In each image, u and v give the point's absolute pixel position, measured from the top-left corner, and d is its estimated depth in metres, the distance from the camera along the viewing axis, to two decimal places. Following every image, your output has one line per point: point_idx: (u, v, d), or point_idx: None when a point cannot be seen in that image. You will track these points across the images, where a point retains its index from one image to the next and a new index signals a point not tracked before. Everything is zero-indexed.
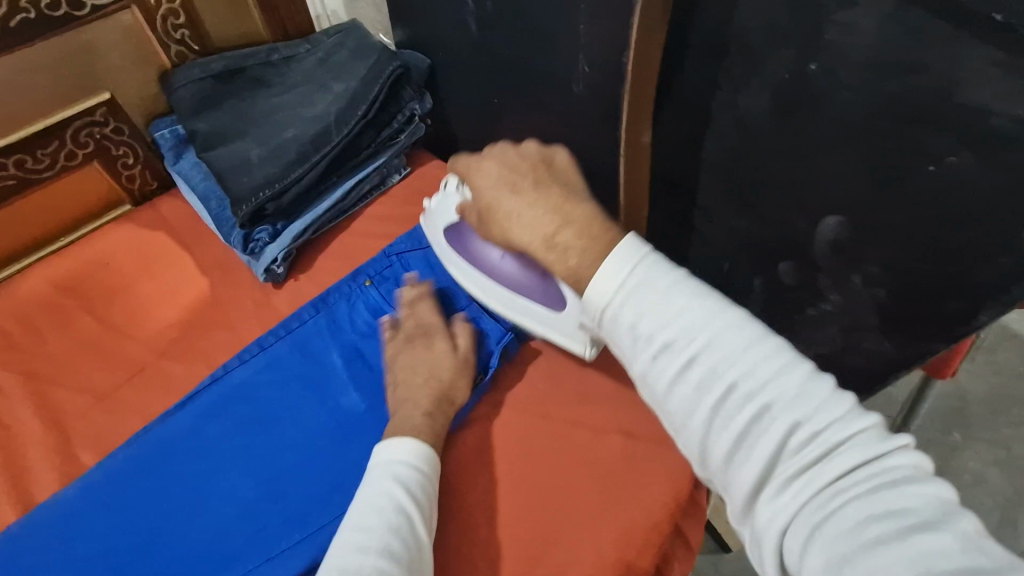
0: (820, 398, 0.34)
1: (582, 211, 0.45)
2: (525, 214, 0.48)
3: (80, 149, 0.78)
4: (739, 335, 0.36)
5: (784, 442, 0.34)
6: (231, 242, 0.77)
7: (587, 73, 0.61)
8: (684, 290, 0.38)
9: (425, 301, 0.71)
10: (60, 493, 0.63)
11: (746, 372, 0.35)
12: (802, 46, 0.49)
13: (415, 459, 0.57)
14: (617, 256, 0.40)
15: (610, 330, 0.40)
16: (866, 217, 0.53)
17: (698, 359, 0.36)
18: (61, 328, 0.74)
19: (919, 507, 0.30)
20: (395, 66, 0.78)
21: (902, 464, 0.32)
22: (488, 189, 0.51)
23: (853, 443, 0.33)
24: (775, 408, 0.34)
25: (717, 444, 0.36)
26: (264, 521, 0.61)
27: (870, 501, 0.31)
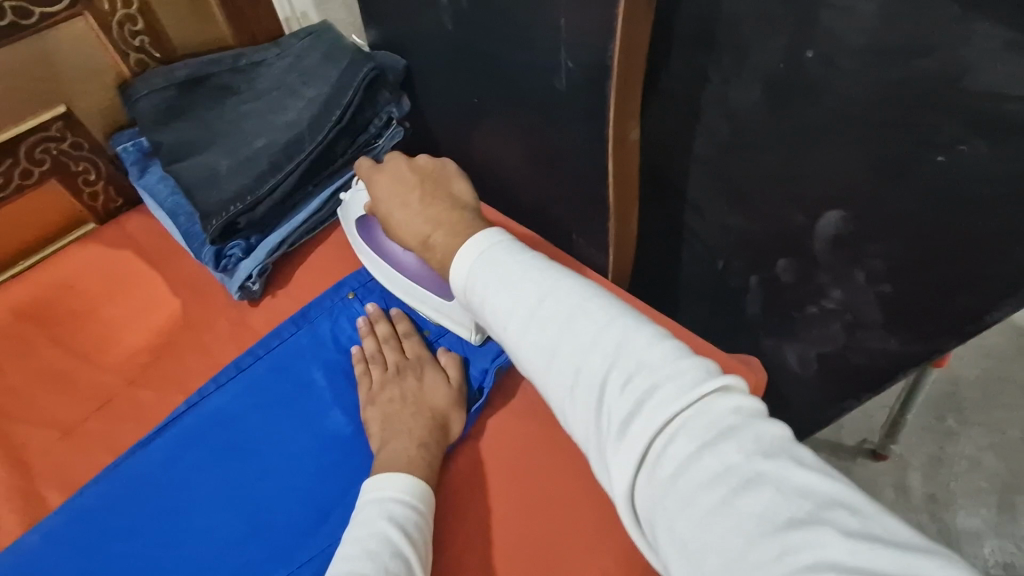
0: (641, 348, 0.38)
1: (452, 218, 0.54)
2: (409, 221, 0.57)
3: (36, 167, 0.73)
4: (571, 297, 0.42)
5: (612, 389, 0.37)
6: (202, 259, 0.73)
7: (570, 69, 0.58)
8: (523, 265, 0.45)
9: (411, 334, 0.68)
10: (25, 537, 0.59)
11: (575, 330, 0.41)
12: (797, 33, 0.46)
13: (411, 497, 0.54)
14: (470, 244, 0.48)
15: (475, 308, 0.47)
16: (869, 211, 0.51)
17: (538, 322, 0.42)
18: (22, 358, 0.70)
19: (737, 452, 0.32)
20: (369, 70, 0.75)
21: (721, 405, 0.35)
22: (384, 200, 0.60)
23: (671, 385, 0.35)
24: (602, 359, 0.39)
25: (564, 399, 0.40)
26: (246, 556, 0.57)
27: (687, 444, 0.34)
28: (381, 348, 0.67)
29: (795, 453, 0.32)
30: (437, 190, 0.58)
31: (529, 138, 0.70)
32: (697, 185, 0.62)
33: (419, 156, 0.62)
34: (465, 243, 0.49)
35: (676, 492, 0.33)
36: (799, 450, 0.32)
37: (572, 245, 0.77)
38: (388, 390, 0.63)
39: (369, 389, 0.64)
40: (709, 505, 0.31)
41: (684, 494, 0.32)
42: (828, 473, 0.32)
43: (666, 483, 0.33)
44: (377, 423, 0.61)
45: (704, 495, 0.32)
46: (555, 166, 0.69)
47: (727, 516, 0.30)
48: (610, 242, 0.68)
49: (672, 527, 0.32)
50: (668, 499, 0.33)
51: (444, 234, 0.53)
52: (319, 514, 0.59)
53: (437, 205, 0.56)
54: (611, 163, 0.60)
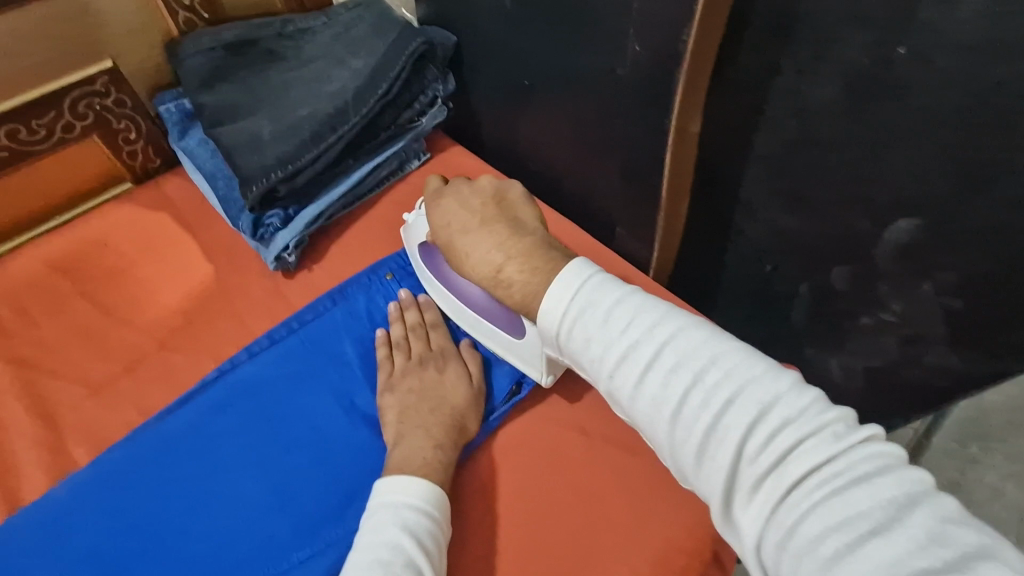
0: (780, 397, 0.36)
1: (523, 247, 0.52)
2: (475, 251, 0.55)
3: (78, 121, 0.72)
4: (691, 340, 0.40)
5: (741, 444, 0.35)
6: (239, 226, 0.72)
7: (637, 52, 0.55)
8: (632, 302, 0.43)
9: (439, 328, 0.66)
10: (51, 493, 0.58)
11: (697, 375, 0.38)
12: (888, 27, 0.44)
13: (425, 504, 0.52)
14: (564, 277, 0.45)
15: (574, 346, 0.44)
16: (944, 221, 0.49)
17: (655, 367, 0.40)
18: (53, 312, 0.69)
19: (876, 504, 0.31)
20: (418, 43, 0.72)
21: (862, 458, 0.33)
22: (448, 228, 0.59)
23: (811, 438, 0.34)
24: (733, 410, 0.36)
25: (682, 452, 0.38)
26: (273, 529, 0.56)
27: (828, 502, 0.32)
28: (406, 337, 0.66)
29: (943, 504, 0.31)
30: (501, 215, 0.57)
31: (579, 125, 0.68)
32: (752, 183, 0.59)
33: (481, 179, 0.61)
34: (557, 278, 0.46)
35: (810, 541, 0.32)
36: (942, 499, 0.31)
37: (614, 238, 0.75)
38: (407, 379, 0.62)
39: (389, 376, 0.63)
40: (843, 557, 0.30)
41: (820, 549, 0.31)
42: (974, 523, 0.30)
43: (799, 537, 0.32)
44: (393, 414, 0.60)
45: (839, 546, 0.31)
46: (606, 154, 0.67)
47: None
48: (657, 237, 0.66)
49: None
50: (799, 553, 0.32)
51: (517, 268, 0.51)
52: (345, 492, 0.58)
53: (505, 235, 0.54)
54: (668, 155, 0.58)
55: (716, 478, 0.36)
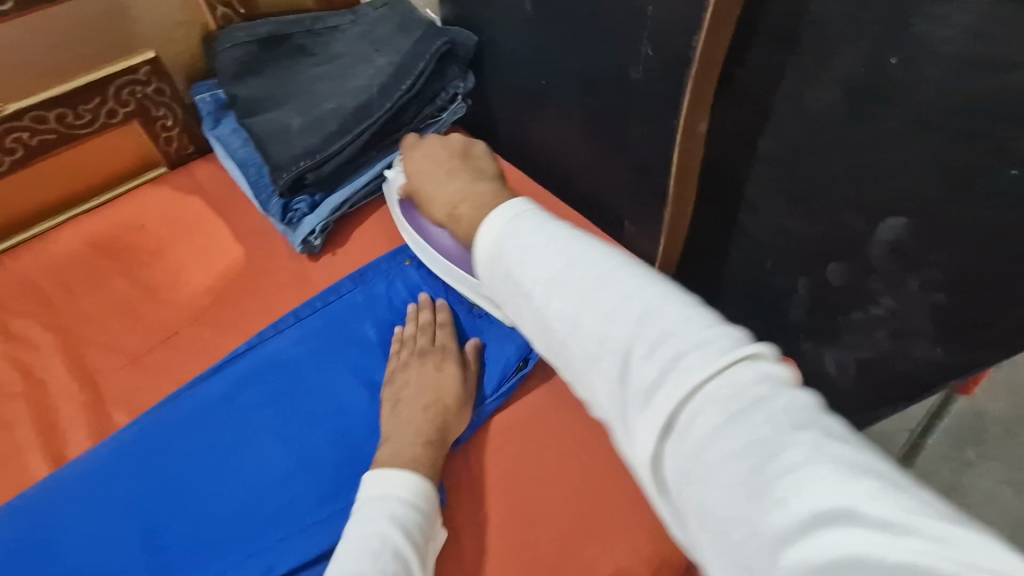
0: (670, 317, 0.37)
1: (480, 190, 0.56)
2: (441, 194, 0.60)
3: (121, 108, 0.77)
4: (593, 264, 0.41)
5: (634, 360, 0.36)
6: (269, 210, 0.76)
7: (650, 56, 0.59)
8: (546, 233, 0.43)
9: (445, 329, 0.68)
10: (93, 450, 0.62)
11: (605, 303, 0.38)
12: (884, 39, 0.48)
13: (412, 497, 0.55)
14: (494, 209, 0.47)
15: (492, 273, 0.45)
16: (933, 220, 0.52)
17: (558, 290, 0.40)
18: (93, 285, 0.73)
19: (764, 423, 0.31)
20: (441, 43, 0.77)
21: (750, 377, 0.33)
22: (421, 176, 0.63)
23: (697, 353, 0.34)
24: (628, 329, 0.37)
25: (589, 377, 0.38)
26: (298, 490, 0.61)
27: (715, 415, 0.32)
28: (414, 335, 0.68)
29: (825, 423, 0.31)
30: (466, 166, 0.62)
31: (592, 124, 0.72)
32: (755, 183, 0.63)
33: (452, 137, 0.67)
34: (488, 219, 0.46)
35: (703, 461, 0.31)
36: (830, 421, 0.31)
37: (624, 233, 0.79)
38: (409, 373, 0.65)
39: (392, 370, 0.66)
40: (735, 476, 0.30)
41: (713, 467, 0.31)
42: (858, 443, 0.30)
43: (695, 458, 0.32)
44: (389, 408, 0.63)
45: (732, 465, 0.31)
46: (617, 153, 0.71)
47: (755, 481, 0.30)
48: (663, 233, 0.70)
49: (696, 496, 0.31)
50: (693, 474, 0.32)
51: (471, 206, 0.55)
52: (364, 462, 0.62)
53: (468, 180, 0.59)
54: (677, 154, 0.62)
55: (614, 397, 0.36)
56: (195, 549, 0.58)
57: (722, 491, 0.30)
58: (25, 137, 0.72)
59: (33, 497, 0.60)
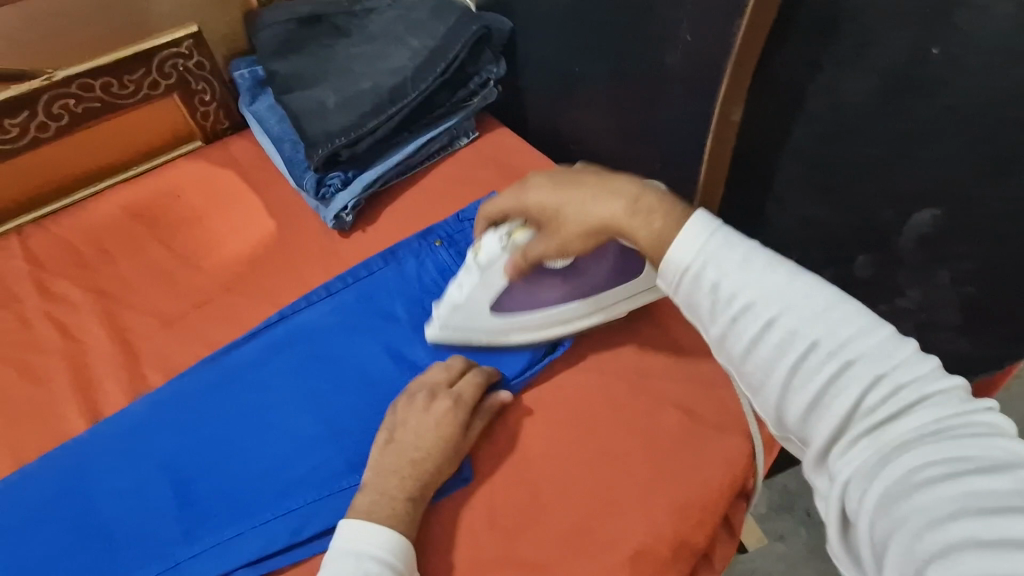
0: (904, 361, 0.36)
1: (651, 183, 0.51)
2: (598, 198, 0.53)
3: (163, 80, 0.79)
4: (816, 294, 0.39)
5: (862, 395, 0.36)
6: (303, 185, 0.78)
7: (688, 41, 0.60)
8: (759, 257, 0.42)
9: (471, 378, 0.62)
10: (129, 408, 0.64)
11: (834, 330, 0.38)
12: (924, 28, 0.49)
13: (388, 555, 0.51)
14: (694, 225, 0.44)
15: (692, 294, 0.43)
16: (964, 209, 0.53)
17: (776, 319, 0.39)
18: (130, 250, 0.76)
19: (989, 454, 0.31)
20: (477, 27, 0.78)
21: (982, 424, 0.33)
22: (553, 201, 0.56)
23: (935, 401, 0.34)
24: (856, 364, 0.36)
25: (787, 400, 0.39)
26: (324, 457, 0.60)
27: (935, 443, 0.32)
28: (438, 373, 0.62)
29: None
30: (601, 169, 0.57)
31: (624, 111, 0.73)
32: (785, 173, 0.63)
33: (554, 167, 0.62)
34: (681, 226, 0.45)
35: (915, 480, 0.32)
36: None
37: None
38: (411, 415, 0.59)
39: (404, 404, 0.60)
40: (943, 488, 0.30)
41: (920, 482, 0.31)
42: None
43: (905, 475, 0.32)
44: (386, 447, 0.58)
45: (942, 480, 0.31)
46: (647, 140, 0.72)
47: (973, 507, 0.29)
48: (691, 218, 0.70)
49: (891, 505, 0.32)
50: (899, 488, 0.32)
51: (658, 197, 0.50)
52: None
53: (622, 175, 0.54)
54: (709, 141, 0.63)
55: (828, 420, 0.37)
56: (223, 506, 0.58)
57: (931, 510, 0.30)
58: (71, 104, 0.74)
59: (71, 448, 0.61)
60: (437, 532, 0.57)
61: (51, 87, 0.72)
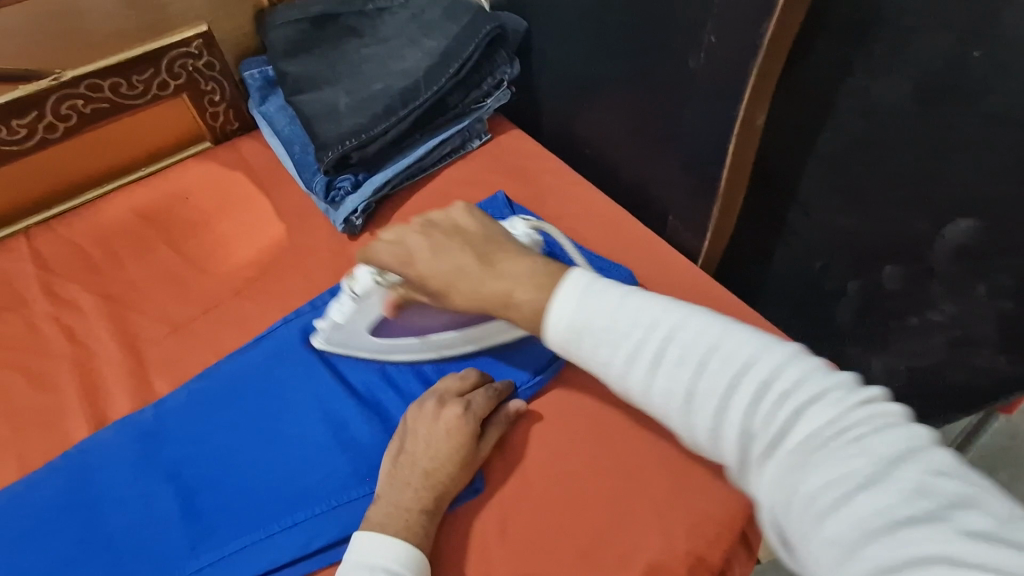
0: (781, 370, 0.38)
1: (528, 267, 0.50)
2: (478, 284, 0.51)
3: (173, 81, 0.78)
4: (691, 324, 0.41)
5: (752, 421, 0.37)
6: (313, 188, 0.76)
7: (712, 44, 0.57)
8: (628, 296, 0.43)
9: (484, 389, 0.60)
10: (134, 416, 0.63)
11: (708, 360, 0.40)
12: (965, 31, 0.46)
13: (403, 569, 0.50)
14: (564, 289, 0.45)
15: (581, 352, 0.44)
16: (1004, 221, 0.51)
17: (664, 359, 0.41)
18: (138, 254, 0.75)
19: (866, 462, 0.32)
20: (492, 27, 0.76)
21: (859, 419, 0.34)
22: (436, 275, 0.53)
23: (817, 407, 0.36)
24: (742, 389, 0.38)
25: (696, 435, 0.40)
26: (331, 468, 0.58)
27: (820, 460, 0.34)
28: (449, 382, 0.61)
29: (934, 457, 0.32)
30: (488, 243, 0.54)
31: (641, 115, 0.71)
32: (811, 180, 0.61)
33: (449, 213, 0.57)
34: (557, 288, 0.46)
35: (810, 505, 0.33)
36: (934, 454, 0.32)
37: (667, 227, 0.78)
38: (421, 424, 0.57)
39: (416, 412, 0.58)
40: (832, 509, 0.32)
41: (812, 504, 0.33)
42: (968, 477, 0.31)
43: (801, 500, 0.33)
44: (397, 456, 0.56)
45: (830, 501, 0.32)
46: (666, 144, 0.70)
47: (873, 525, 0.30)
48: (710, 225, 0.69)
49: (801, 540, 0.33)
50: (799, 517, 0.33)
51: (531, 284, 0.48)
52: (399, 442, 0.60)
53: (505, 258, 0.52)
54: (732, 147, 0.60)
55: (727, 452, 0.38)
56: (227, 516, 0.56)
57: (838, 538, 0.31)
58: (79, 104, 0.73)
59: (77, 456, 0.60)
60: (449, 547, 0.56)
61: (60, 88, 0.71)
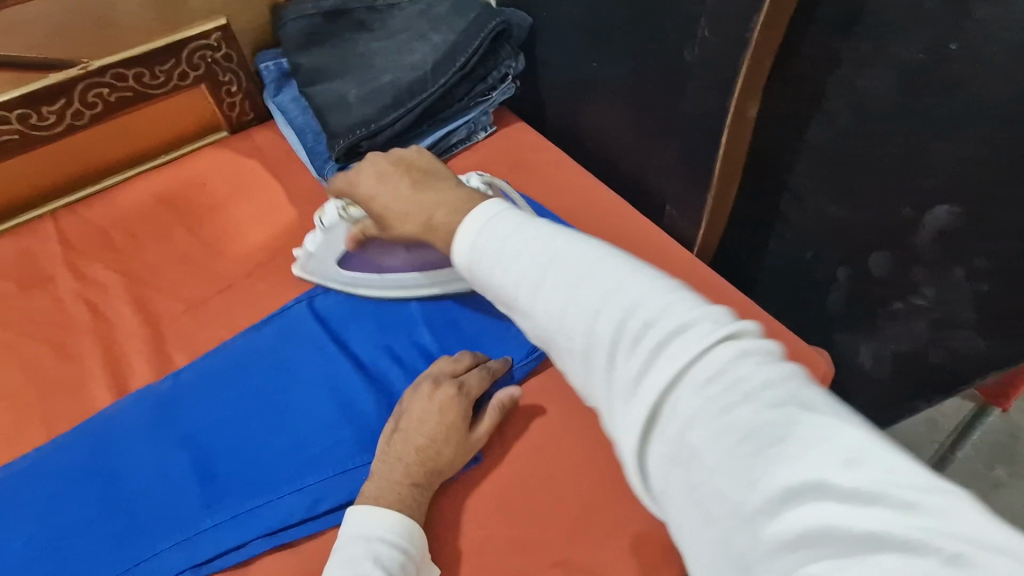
0: (652, 302, 0.36)
1: (452, 195, 0.53)
2: (407, 208, 0.56)
3: (192, 71, 0.82)
4: (575, 258, 0.41)
5: (622, 356, 0.36)
6: (325, 175, 0.80)
7: (706, 37, 0.60)
8: (527, 231, 0.43)
9: (477, 372, 0.62)
10: (152, 386, 0.66)
11: (584, 293, 0.39)
12: (945, 24, 0.48)
13: (398, 539, 0.53)
14: (473, 221, 0.46)
15: (484, 285, 0.45)
16: (984, 207, 0.53)
17: (548, 292, 0.40)
18: (157, 235, 0.78)
19: (741, 405, 0.31)
20: (497, 23, 0.79)
21: (726, 354, 0.33)
22: (377, 201, 0.59)
23: (680, 340, 0.34)
24: (615, 322, 0.37)
25: (577, 372, 0.39)
26: (337, 437, 0.62)
27: (691, 398, 0.33)
28: (444, 365, 0.63)
29: (797, 394, 0.31)
30: (424, 176, 0.57)
31: (640, 106, 0.73)
32: (801, 169, 0.63)
33: (398, 150, 0.62)
34: (473, 211, 0.48)
35: (685, 448, 0.32)
36: (800, 392, 0.31)
37: (664, 216, 0.80)
38: (415, 403, 0.60)
39: (412, 393, 0.61)
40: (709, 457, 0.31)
41: (687, 447, 0.32)
42: (836, 415, 0.30)
43: (675, 442, 0.32)
44: (392, 433, 0.59)
45: (707, 446, 0.31)
46: (663, 135, 0.72)
47: (734, 467, 0.30)
48: (705, 215, 0.71)
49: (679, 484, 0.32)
50: (676, 461, 0.32)
51: (447, 210, 0.51)
52: None
53: (434, 188, 0.55)
54: (725, 138, 0.63)
55: (600, 388, 0.37)
56: (238, 481, 0.60)
57: (703, 478, 0.31)
58: (105, 92, 0.77)
59: (100, 422, 0.64)
60: (448, 513, 0.59)
61: (87, 76, 0.75)
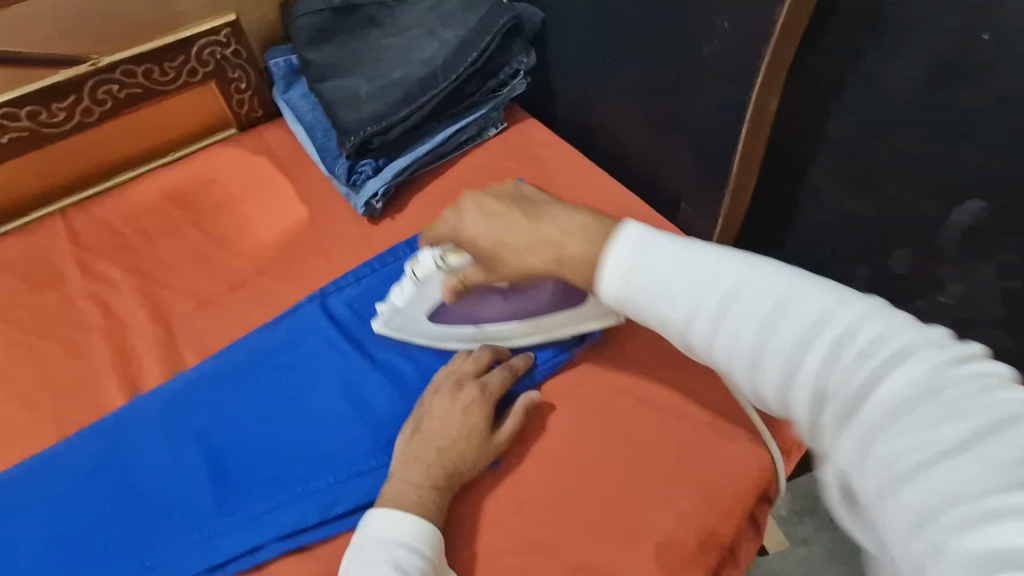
0: (864, 326, 0.37)
1: (585, 224, 0.49)
2: (531, 246, 0.51)
3: (202, 68, 0.81)
4: (755, 282, 0.40)
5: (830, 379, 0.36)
6: (335, 173, 0.79)
7: (726, 29, 0.58)
8: (691, 253, 0.43)
9: (498, 372, 0.61)
10: (164, 385, 0.66)
11: (774, 318, 0.39)
12: (975, 12, 0.48)
13: (418, 542, 0.52)
14: (615, 243, 0.45)
15: (640, 312, 0.45)
16: (1015, 199, 0.52)
17: (728, 316, 0.40)
18: (167, 232, 0.77)
19: (955, 425, 0.30)
20: (508, 18, 0.78)
21: (955, 378, 0.33)
22: (488, 241, 0.53)
23: (901, 366, 0.34)
24: (820, 345, 0.37)
25: (767, 392, 0.40)
26: (354, 436, 0.61)
27: (906, 420, 0.32)
28: (462, 363, 0.62)
29: None
30: (535, 207, 0.53)
31: (654, 102, 0.72)
32: (821, 164, 0.62)
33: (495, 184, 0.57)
34: (611, 236, 0.46)
35: (890, 467, 0.31)
36: None
37: (678, 213, 0.79)
38: (437, 404, 0.59)
39: (433, 394, 0.60)
40: (910, 471, 0.30)
41: (891, 463, 0.31)
42: None
43: (879, 460, 0.32)
44: (413, 435, 0.58)
45: (909, 461, 0.31)
46: (678, 130, 0.71)
47: (945, 487, 0.29)
48: (721, 211, 0.70)
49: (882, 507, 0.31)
50: (878, 478, 0.32)
51: (583, 241, 0.48)
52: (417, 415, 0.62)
53: (555, 220, 0.50)
54: (744, 132, 0.62)
55: (798, 410, 0.38)
56: (255, 480, 0.59)
57: (903, 494, 0.30)
58: (114, 89, 0.76)
59: (112, 421, 0.63)
60: (465, 515, 0.58)
61: (97, 73, 0.74)
